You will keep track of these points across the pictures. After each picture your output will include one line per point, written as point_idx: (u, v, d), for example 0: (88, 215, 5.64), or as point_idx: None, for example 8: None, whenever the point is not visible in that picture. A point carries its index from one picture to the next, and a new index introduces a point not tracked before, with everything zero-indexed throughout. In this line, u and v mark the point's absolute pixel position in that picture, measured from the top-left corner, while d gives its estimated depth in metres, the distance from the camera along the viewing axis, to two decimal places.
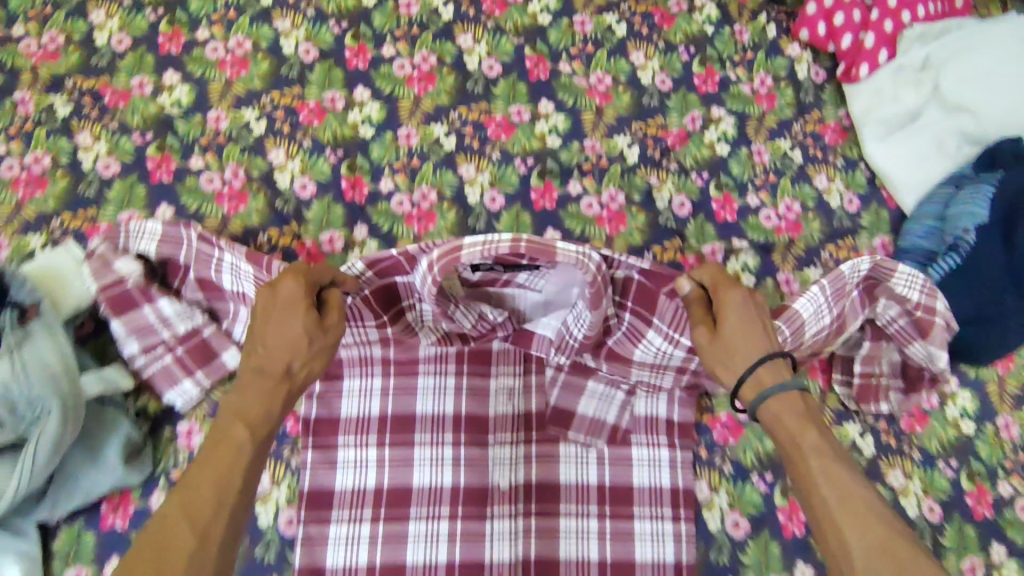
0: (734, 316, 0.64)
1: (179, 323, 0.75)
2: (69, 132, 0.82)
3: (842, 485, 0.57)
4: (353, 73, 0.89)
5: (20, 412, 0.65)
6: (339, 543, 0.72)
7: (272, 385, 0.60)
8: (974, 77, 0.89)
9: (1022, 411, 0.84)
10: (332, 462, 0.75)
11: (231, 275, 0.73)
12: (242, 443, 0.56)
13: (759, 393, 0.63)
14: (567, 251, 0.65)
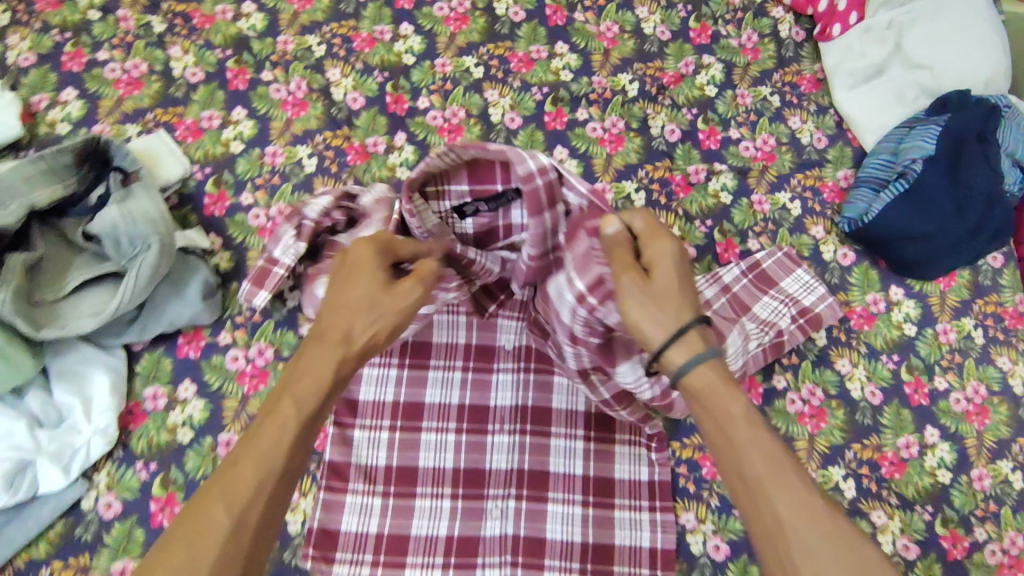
0: (663, 267, 0.66)
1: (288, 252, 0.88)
2: (163, 46, 0.99)
3: (768, 452, 0.59)
4: (400, 12, 1.05)
5: (124, 248, 0.80)
6: (371, 381, 0.88)
7: (331, 349, 0.63)
8: (931, 41, 1.04)
9: (958, 321, 0.97)
10: None
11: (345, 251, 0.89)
12: (287, 420, 0.60)
13: (691, 358, 0.62)
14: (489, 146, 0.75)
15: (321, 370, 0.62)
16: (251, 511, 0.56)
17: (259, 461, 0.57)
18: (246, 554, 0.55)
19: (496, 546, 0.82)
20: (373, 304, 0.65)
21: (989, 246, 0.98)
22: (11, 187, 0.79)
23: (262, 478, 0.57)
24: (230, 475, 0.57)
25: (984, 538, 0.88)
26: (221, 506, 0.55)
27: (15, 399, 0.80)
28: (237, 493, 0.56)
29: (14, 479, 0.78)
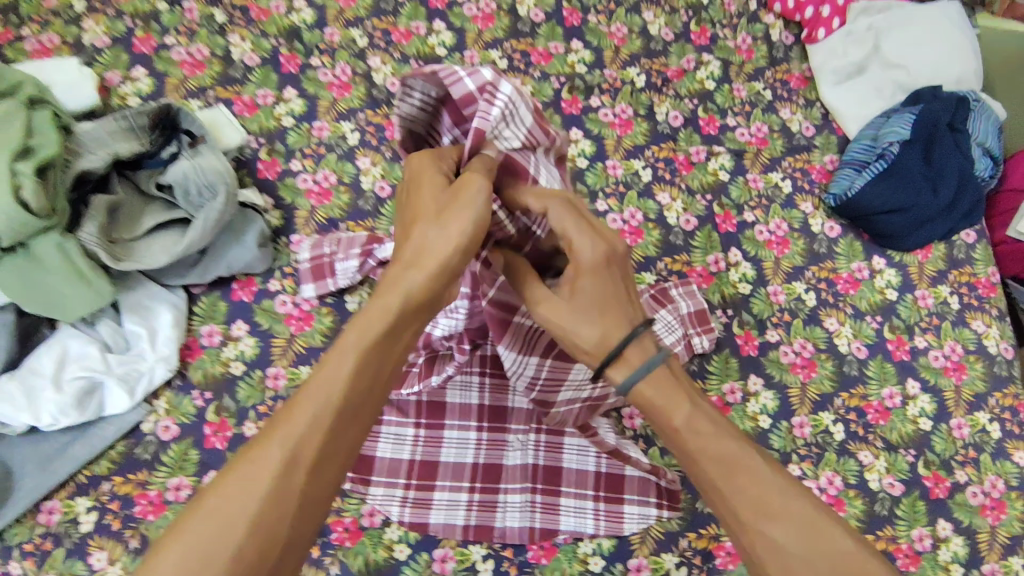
0: (586, 272, 0.63)
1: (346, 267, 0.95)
2: (224, 34, 1.11)
3: (723, 455, 0.58)
4: (433, 11, 1.18)
5: (193, 199, 0.91)
6: None
7: (401, 271, 0.59)
8: (907, 45, 1.17)
9: (936, 287, 1.07)
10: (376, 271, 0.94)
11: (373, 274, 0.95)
12: (347, 350, 0.55)
13: (634, 371, 0.61)
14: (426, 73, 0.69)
15: (390, 294, 0.58)
16: (308, 441, 0.52)
17: (321, 390, 0.53)
18: (306, 490, 0.51)
19: (518, 473, 0.90)
20: (441, 219, 0.60)
21: (962, 223, 1.09)
22: (98, 138, 0.90)
23: (321, 409, 0.53)
24: (288, 409, 0.53)
25: (965, 480, 0.95)
26: (274, 437, 0.51)
27: (88, 328, 0.89)
28: (293, 427, 0.52)
29: (83, 399, 0.86)
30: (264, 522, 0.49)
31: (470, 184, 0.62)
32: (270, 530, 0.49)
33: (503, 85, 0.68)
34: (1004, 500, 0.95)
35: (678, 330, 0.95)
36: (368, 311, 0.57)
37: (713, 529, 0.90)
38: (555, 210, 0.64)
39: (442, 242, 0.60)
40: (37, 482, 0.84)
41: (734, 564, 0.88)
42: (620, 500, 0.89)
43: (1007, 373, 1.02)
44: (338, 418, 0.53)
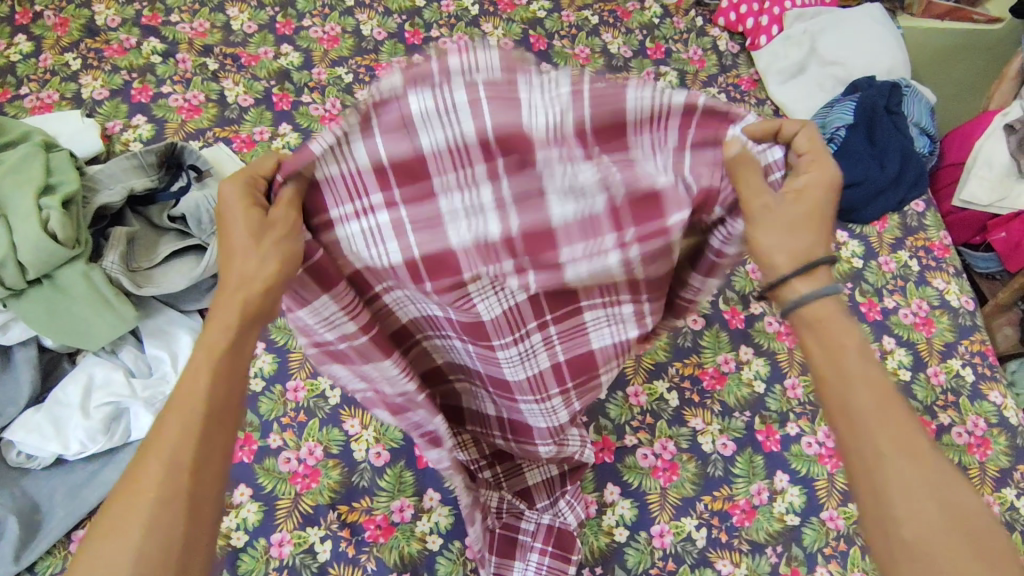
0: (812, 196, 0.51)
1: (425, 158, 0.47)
2: (217, 80, 1.19)
3: (879, 386, 0.50)
4: (411, 47, 1.28)
5: (205, 226, 0.96)
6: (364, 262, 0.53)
7: (229, 297, 0.49)
8: (841, 42, 1.30)
9: (896, 253, 1.16)
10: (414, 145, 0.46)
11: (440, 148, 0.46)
12: (200, 372, 0.48)
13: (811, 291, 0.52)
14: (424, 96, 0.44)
15: (226, 316, 0.49)
16: (182, 448, 0.46)
17: (177, 413, 0.47)
18: (188, 494, 0.45)
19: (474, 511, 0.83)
20: (260, 237, 0.48)
21: (911, 194, 1.19)
22: (114, 174, 0.97)
23: (183, 428, 0.46)
24: (155, 436, 0.47)
25: (949, 422, 1.01)
26: (151, 462, 0.45)
27: (111, 356, 0.92)
28: (161, 444, 0.46)
29: (110, 425, 0.88)
30: (156, 537, 0.44)
31: (280, 211, 0.48)
32: (163, 538, 0.44)
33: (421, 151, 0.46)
34: (988, 436, 1.01)
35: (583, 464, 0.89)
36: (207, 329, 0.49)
37: (726, 490, 0.93)
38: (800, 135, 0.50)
39: (254, 272, 0.48)
40: (66, 511, 0.84)
41: (751, 521, 0.91)
42: (567, 561, 0.85)
43: (972, 322, 1.11)
44: (205, 442, 0.47)
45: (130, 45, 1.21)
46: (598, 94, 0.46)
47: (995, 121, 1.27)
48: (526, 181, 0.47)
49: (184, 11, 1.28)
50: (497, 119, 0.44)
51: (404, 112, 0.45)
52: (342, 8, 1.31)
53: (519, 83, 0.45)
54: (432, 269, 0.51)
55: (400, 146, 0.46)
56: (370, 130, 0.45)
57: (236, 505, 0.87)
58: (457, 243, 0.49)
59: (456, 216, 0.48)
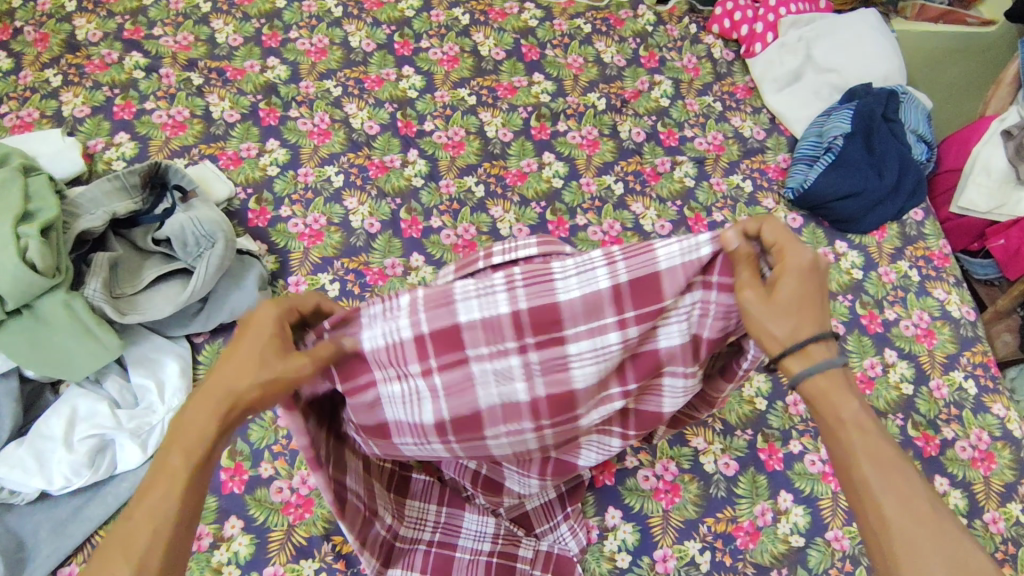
0: (790, 278, 0.60)
1: (475, 301, 0.62)
2: (202, 95, 1.16)
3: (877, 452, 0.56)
4: (401, 58, 1.26)
5: (191, 249, 0.93)
6: (395, 400, 0.66)
7: (213, 406, 0.54)
8: (837, 49, 1.29)
9: (896, 263, 1.15)
10: (450, 302, 0.62)
11: (479, 299, 0.62)
12: (178, 470, 0.52)
13: (809, 365, 0.59)
14: (465, 289, 0.62)
15: (206, 419, 0.53)
16: (155, 540, 0.49)
17: (148, 512, 0.50)
18: None
19: (404, 560, 0.82)
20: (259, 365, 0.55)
21: (909, 202, 1.18)
22: (96, 198, 0.94)
23: (154, 527, 0.50)
24: (128, 522, 0.50)
25: (953, 436, 1.00)
26: (121, 555, 0.48)
27: (95, 386, 0.89)
28: (134, 540, 0.49)
29: (95, 458, 0.85)
30: None
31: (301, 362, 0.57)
32: None
33: (461, 316, 0.62)
34: (992, 450, 0.99)
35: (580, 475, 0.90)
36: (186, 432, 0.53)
37: (730, 512, 0.91)
38: (770, 226, 0.61)
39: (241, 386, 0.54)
40: (50, 549, 0.80)
41: (755, 543, 0.89)
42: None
43: (973, 333, 1.09)
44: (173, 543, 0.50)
45: (112, 60, 1.18)
46: (632, 265, 0.62)
47: (993, 127, 1.26)
48: (553, 354, 0.64)
49: (167, 24, 1.25)
50: (531, 302, 0.62)
51: (449, 296, 0.62)
52: (330, 19, 1.28)
53: (553, 266, 0.63)
54: (457, 428, 0.68)
55: (443, 324, 0.62)
56: (418, 319, 0.62)
57: (227, 538, 0.84)
58: (483, 402, 0.66)
59: (487, 382, 0.65)
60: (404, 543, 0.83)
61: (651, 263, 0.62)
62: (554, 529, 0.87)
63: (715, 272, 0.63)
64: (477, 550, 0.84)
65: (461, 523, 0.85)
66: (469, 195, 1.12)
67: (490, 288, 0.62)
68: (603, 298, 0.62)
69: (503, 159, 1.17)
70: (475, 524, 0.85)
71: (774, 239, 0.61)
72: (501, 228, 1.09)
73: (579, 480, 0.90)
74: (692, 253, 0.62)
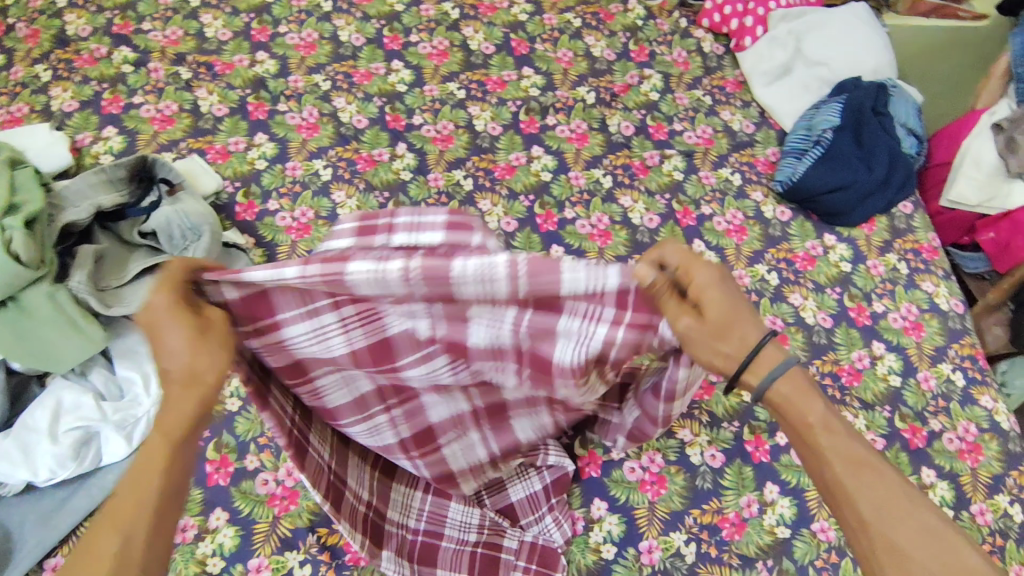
0: (713, 295, 0.55)
1: (376, 284, 0.54)
2: (190, 89, 1.16)
3: (846, 453, 0.56)
4: (390, 52, 1.26)
5: (177, 242, 0.93)
6: (308, 340, 0.62)
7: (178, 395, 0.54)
8: (827, 42, 1.28)
9: (885, 256, 1.15)
10: (343, 280, 0.54)
11: (377, 284, 0.54)
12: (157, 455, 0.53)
13: (764, 377, 0.57)
14: (358, 272, 0.53)
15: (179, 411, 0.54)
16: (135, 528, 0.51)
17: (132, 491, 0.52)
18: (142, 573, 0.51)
19: (394, 544, 0.81)
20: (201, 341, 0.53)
21: (898, 196, 1.18)
22: (81, 191, 0.94)
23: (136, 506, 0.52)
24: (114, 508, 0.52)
25: (940, 428, 1.00)
26: (111, 533, 0.51)
27: (80, 378, 0.89)
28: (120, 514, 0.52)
29: (80, 450, 0.84)
30: None
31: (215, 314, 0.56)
32: None
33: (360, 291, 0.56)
34: (980, 442, 0.99)
35: (564, 462, 0.88)
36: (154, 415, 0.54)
37: (716, 504, 0.91)
38: (670, 251, 0.57)
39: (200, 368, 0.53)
40: (35, 541, 0.80)
41: (740, 535, 0.89)
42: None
43: (962, 326, 1.09)
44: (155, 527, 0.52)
45: (100, 55, 1.18)
46: (536, 281, 0.54)
47: (983, 120, 1.26)
48: (456, 321, 0.60)
49: (156, 19, 1.25)
50: (430, 292, 0.55)
51: (343, 276, 0.54)
52: (319, 14, 1.29)
53: (453, 267, 0.53)
54: (377, 358, 0.65)
55: (343, 292, 0.56)
56: (313, 284, 0.55)
57: (212, 530, 0.84)
58: (397, 339, 0.63)
59: (397, 326, 0.62)
60: (395, 528, 0.82)
61: (558, 283, 0.54)
62: (539, 521, 0.86)
63: (629, 298, 0.57)
64: (463, 540, 0.84)
65: (447, 512, 0.85)
66: (458, 188, 1.12)
67: (386, 274, 0.53)
68: (500, 299, 0.56)
69: (491, 152, 1.17)
70: (460, 514, 0.85)
71: (682, 257, 0.57)
72: (489, 221, 1.09)
73: (563, 469, 0.89)
74: (597, 282, 0.55)
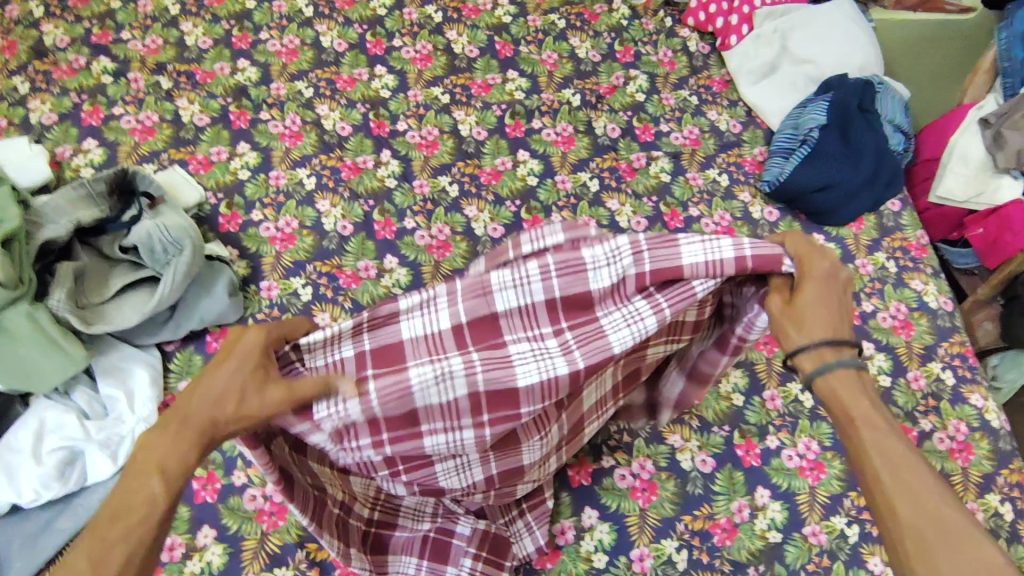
0: (810, 288, 0.61)
1: (518, 288, 0.64)
2: (171, 99, 1.15)
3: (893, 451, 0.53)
4: (373, 57, 1.25)
5: (158, 255, 0.92)
6: (427, 382, 0.61)
7: (188, 437, 0.50)
8: (813, 38, 1.27)
9: (874, 255, 1.14)
10: (485, 288, 0.64)
11: (516, 291, 0.64)
12: (156, 497, 0.48)
13: (821, 365, 0.58)
14: (501, 277, 0.64)
15: (183, 453, 0.50)
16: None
17: (112, 544, 0.46)
18: None
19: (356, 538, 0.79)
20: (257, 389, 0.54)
21: (886, 193, 1.18)
22: (59, 207, 0.92)
23: (127, 551, 0.46)
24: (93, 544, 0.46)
25: (930, 428, 0.99)
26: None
27: (63, 398, 0.88)
28: (107, 559, 0.46)
29: (65, 470, 0.83)
30: None
31: (251, 341, 0.56)
32: None
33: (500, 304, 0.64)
34: (970, 441, 0.99)
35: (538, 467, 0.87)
36: (158, 453, 0.49)
37: (707, 509, 0.90)
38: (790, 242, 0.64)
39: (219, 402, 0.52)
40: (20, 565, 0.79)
41: (732, 540, 0.88)
42: (500, 567, 0.83)
43: (951, 324, 1.09)
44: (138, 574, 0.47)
45: (79, 66, 1.17)
46: (656, 256, 0.64)
47: (971, 115, 1.25)
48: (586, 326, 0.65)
49: (135, 28, 1.23)
50: (564, 290, 0.65)
51: (487, 284, 0.64)
52: (301, 19, 1.27)
53: (584, 256, 0.64)
54: (492, 405, 0.64)
55: (480, 312, 0.64)
56: (548, 278, 0.64)
57: (200, 548, 0.83)
58: (522, 381, 0.63)
59: (525, 358, 0.64)
60: (355, 523, 0.79)
61: (673, 257, 0.64)
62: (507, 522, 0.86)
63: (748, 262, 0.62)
64: (415, 528, 0.83)
65: (399, 503, 0.83)
66: (443, 194, 1.11)
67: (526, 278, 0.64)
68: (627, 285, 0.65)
69: (476, 157, 1.16)
70: (413, 503, 0.83)
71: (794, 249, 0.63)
72: (475, 228, 1.08)
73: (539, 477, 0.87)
74: (713, 253, 0.63)
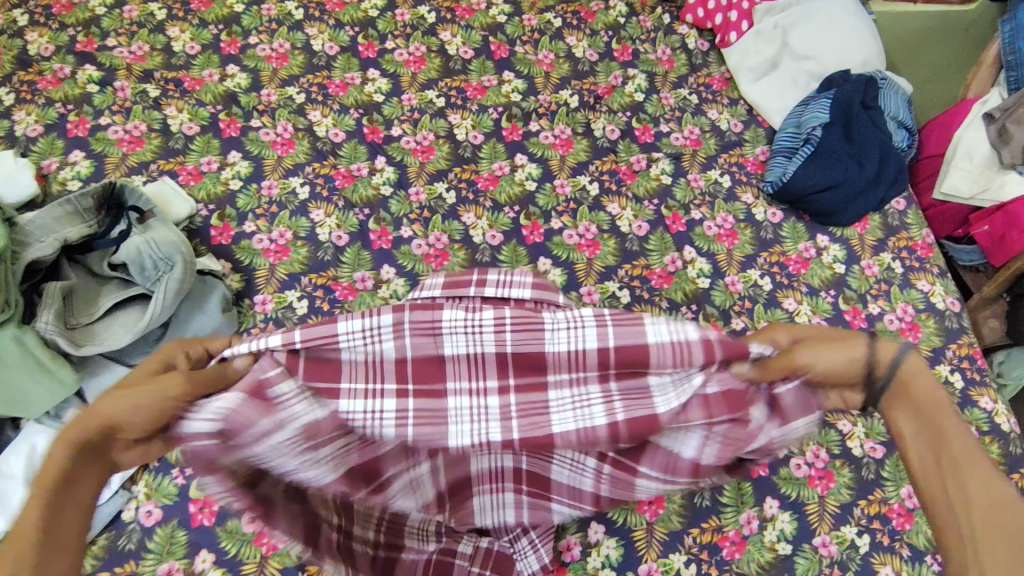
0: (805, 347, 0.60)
1: (461, 335, 0.64)
2: (159, 107, 1.12)
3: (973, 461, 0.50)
4: (366, 60, 1.22)
5: (148, 272, 0.89)
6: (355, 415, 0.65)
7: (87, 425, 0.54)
8: (813, 34, 1.25)
9: (879, 256, 1.12)
10: (435, 329, 0.64)
11: (466, 335, 0.64)
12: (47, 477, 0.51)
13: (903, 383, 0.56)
14: (454, 321, 0.64)
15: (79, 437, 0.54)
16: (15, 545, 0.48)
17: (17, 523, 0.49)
18: None
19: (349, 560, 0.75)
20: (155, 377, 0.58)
21: (891, 192, 1.16)
22: (45, 225, 0.91)
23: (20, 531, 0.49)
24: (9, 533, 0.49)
25: None
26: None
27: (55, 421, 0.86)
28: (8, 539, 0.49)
29: None
30: None
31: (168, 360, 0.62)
32: None
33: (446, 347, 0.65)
34: None
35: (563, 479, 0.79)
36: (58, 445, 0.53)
37: (715, 521, 0.89)
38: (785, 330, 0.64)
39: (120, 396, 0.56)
40: None
41: (741, 553, 0.87)
42: None
43: (959, 325, 1.07)
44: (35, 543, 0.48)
45: (64, 75, 1.14)
46: (621, 332, 0.63)
47: (975, 109, 1.23)
48: (531, 396, 0.66)
49: (122, 34, 1.20)
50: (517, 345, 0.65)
51: (436, 325, 0.64)
52: (291, 23, 1.24)
53: (544, 317, 0.65)
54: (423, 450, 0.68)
55: (425, 351, 0.65)
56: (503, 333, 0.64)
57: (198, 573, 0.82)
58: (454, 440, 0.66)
59: (460, 417, 0.66)
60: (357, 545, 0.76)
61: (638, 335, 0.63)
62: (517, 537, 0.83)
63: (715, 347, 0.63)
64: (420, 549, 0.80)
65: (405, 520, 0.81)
66: (440, 202, 1.08)
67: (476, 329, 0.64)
68: (587, 359, 0.65)
69: (474, 162, 1.13)
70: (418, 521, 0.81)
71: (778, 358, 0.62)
72: (473, 235, 1.06)
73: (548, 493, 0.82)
74: (678, 335, 0.64)
